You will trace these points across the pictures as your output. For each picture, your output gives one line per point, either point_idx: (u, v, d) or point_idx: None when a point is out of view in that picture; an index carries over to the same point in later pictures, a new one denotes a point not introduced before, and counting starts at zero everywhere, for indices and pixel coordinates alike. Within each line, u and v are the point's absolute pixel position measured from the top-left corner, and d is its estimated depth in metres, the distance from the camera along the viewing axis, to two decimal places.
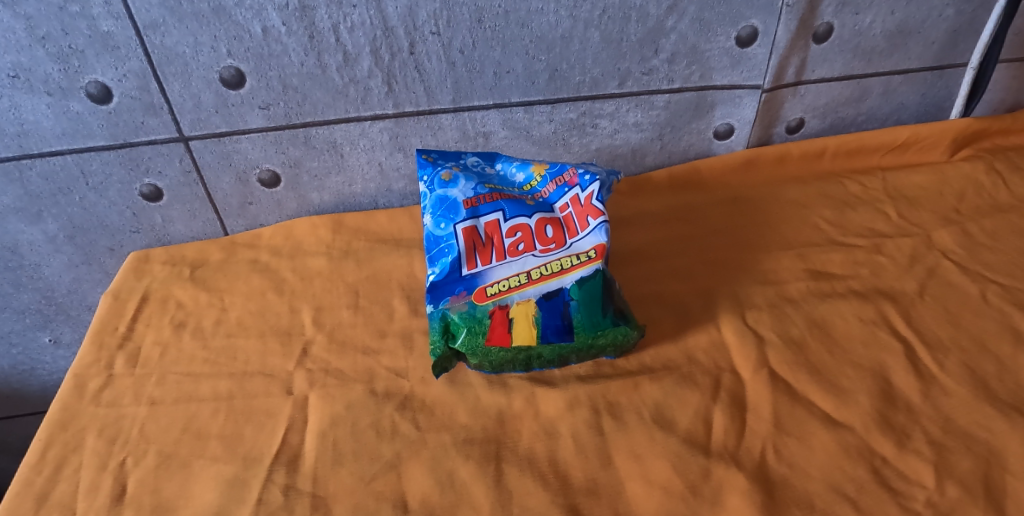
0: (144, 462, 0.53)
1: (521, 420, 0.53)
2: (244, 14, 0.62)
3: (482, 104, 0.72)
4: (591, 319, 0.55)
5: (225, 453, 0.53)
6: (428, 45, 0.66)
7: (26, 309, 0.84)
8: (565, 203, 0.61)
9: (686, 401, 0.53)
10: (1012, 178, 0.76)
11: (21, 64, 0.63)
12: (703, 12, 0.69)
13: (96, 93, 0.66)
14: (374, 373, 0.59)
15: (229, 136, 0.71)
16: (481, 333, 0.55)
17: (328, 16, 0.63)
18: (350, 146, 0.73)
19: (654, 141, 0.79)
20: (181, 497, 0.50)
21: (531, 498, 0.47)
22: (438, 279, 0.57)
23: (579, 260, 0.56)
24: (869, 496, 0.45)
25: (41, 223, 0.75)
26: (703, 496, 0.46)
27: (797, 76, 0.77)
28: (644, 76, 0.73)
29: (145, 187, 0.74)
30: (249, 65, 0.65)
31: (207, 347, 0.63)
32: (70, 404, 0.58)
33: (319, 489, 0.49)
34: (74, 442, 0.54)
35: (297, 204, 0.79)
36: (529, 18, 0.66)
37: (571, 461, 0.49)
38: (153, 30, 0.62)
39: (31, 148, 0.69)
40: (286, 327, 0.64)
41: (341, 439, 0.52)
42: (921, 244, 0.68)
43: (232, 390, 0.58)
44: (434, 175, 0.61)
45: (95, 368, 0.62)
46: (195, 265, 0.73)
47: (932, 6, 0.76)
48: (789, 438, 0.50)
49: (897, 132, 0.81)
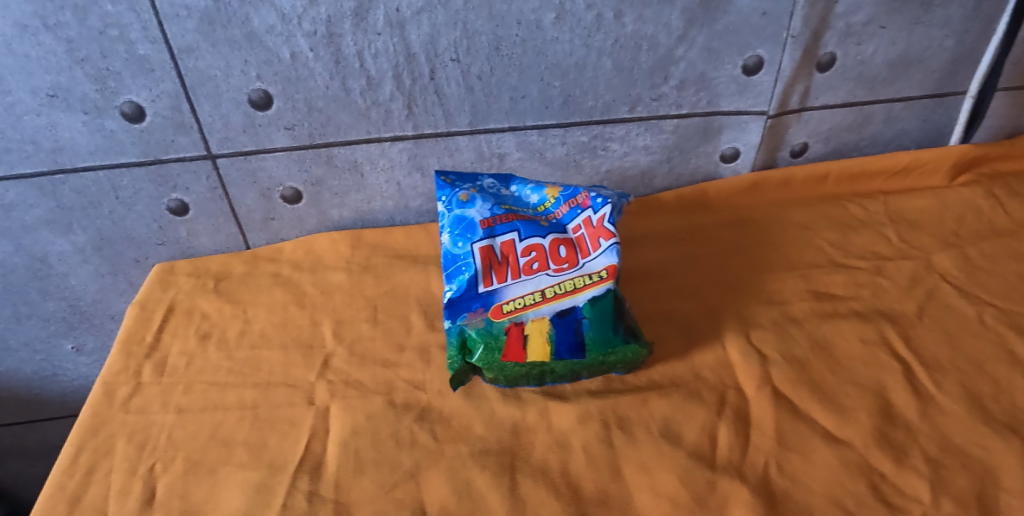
0: (173, 467, 0.56)
1: (535, 433, 0.55)
2: (274, 40, 0.65)
3: (498, 127, 0.75)
4: (603, 337, 0.56)
5: (250, 459, 0.56)
6: (448, 71, 0.69)
7: (51, 317, 0.90)
8: (578, 225, 0.63)
9: (693, 416, 0.55)
10: (1010, 203, 0.78)
11: (61, 84, 0.67)
12: (711, 42, 0.72)
13: (130, 112, 0.69)
14: (393, 385, 0.61)
15: (255, 154, 0.73)
16: (498, 349, 0.56)
17: (354, 43, 0.66)
18: (370, 165, 0.76)
19: (663, 163, 0.82)
20: (208, 502, 0.53)
21: (545, 507, 0.49)
22: (455, 296, 0.58)
23: (592, 280, 0.58)
24: (869, 510, 0.47)
25: (71, 234, 0.79)
26: (709, 508, 0.48)
27: (801, 103, 0.80)
28: (653, 102, 0.76)
29: (173, 202, 0.77)
30: (277, 88, 0.68)
31: (231, 357, 0.66)
32: (100, 410, 0.62)
33: (342, 496, 0.51)
34: (104, 447, 0.59)
35: (317, 221, 0.81)
36: (545, 46, 0.69)
37: (583, 473, 0.51)
38: (188, 54, 0.65)
39: (65, 163, 0.73)
40: (308, 339, 0.67)
41: (362, 448, 0.55)
42: (921, 267, 0.71)
43: (257, 399, 0.61)
44: (452, 195, 0.64)
45: (123, 376, 0.65)
46: (219, 278, 0.76)
47: (933, 37, 0.79)
48: (792, 453, 0.52)
49: (897, 158, 0.83)
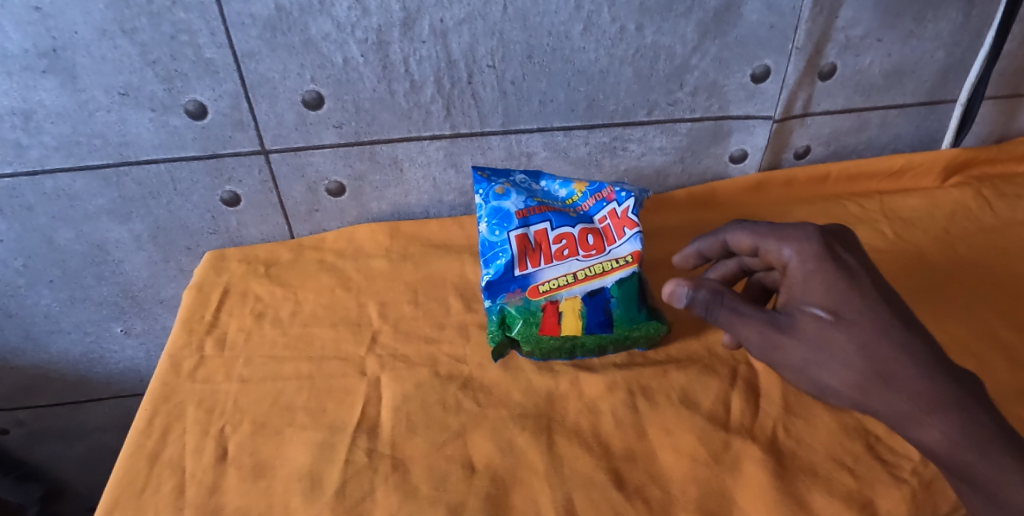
0: (241, 428, 0.63)
1: (567, 399, 0.62)
2: (329, 46, 0.72)
3: (528, 128, 0.81)
4: (628, 314, 0.64)
5: (312, 422, 0.62)
6: (485, 76, 0.76)
7: (104, 301, 0.96)
8: (604, 216, 0.69)
9: (708, 386, 0.62)
10: (996, 203, 0.85)
11: (132, 83, 0.73)
12: (723, 53, 0.79)
13: (193, 110, 0.76)
14: (437, 358, 0.67)
15: (305, 150, 0.80)
16: (535, 323, 0.64)
17: (400, 50, 0.73)
18: (409, 161, 0.83)
19: (677, 163, 0.89)
20: (277, 458, 0.59)
21: (579, 461, 0.56)
22: (494, 279, 0.64)
23: (618, 264, 0.64)
24: (864, 465, 0.54)
25: (130, 223, 0.86)
26: (724, 463, 0.55)
27: (805, 108, 0.87)
28: (669, 107, 0.82)
29: (226, 193, 0.84)
30: (329, 89, 0.75)
31: (286, 334, 0.73)
32: (169, 379, 0.68)
33: (398, 452, 0.58)
34: (176, 412, 0.65)
35: (358, 213, 0.88)
36: (572, 55, 0.76)
37: (611, 433, 0.58)
38: (250, 58, 0.72)
39: (130, 156, 0.79)
40: (355, 318, 0.73)
41: (413, 412, 0.61)
42: (913, 259, 0.77)
43: (313, 371, 0.68)
44: (489, 189, 0.68)
45: (187, 350, 0.72)
46: (269, 264, 0.83)
47: (924, 49, 0.86)
48: (797, 418, 0.59)
49: (892, 160, 0.91)
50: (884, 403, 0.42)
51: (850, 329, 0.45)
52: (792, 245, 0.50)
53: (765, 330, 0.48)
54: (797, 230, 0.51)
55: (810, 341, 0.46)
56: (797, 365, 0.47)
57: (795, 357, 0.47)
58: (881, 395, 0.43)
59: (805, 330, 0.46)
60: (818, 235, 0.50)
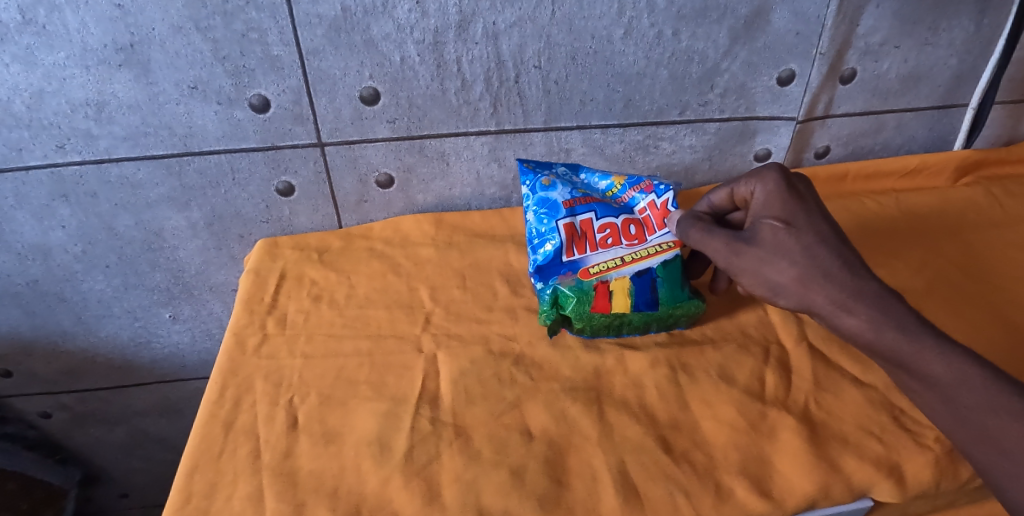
0: (308, 399, 0.67)
1: (614, 375, 0.66)
2: (388, 46, 0.77)
3: (567, 126, 0.87)
4: (672, 293, 0.69)
5: (375, 394, 0.67)
6: (530, 76, 0.81)
7: (156, 287, 1.01)
8: (644, 207, 0.72)
9: (743, 363, 0.67)
10: (1006, 200, 0.91)
11: (202, 78, 0.78)
12: (752, 57, 0.84)
13: (257, 104, 0.81)
14: (488, 337, 0.72)
15: (358, 144, 0.85)
16: (588, 302, 0.68)
17: (454, 50, 0.78)
18: (455, 156, 0.88)
19: (705, 161, 0.94)
20: (345, 425, 0.64)
21: (628, 429, 0.60)
22: (543, 263, 0.69)
23: (663, 248, 0.69)
24: (891, 434, 0.59)
25: (188, 211, 0.91)
26: (762, 431, 0.60)
27: (826, 110, 0.92)
28: (700, 107, 0.88)
29: (281, 184, 0.89)
30: (385, 86, 0.80)
31: (343, 315, 0.78)
32: (236, 355, 0.73)
33: (459, 420, 0.63)
34: (245, 384, 0.69)
35: (403, 204, 0.93)
36: (613, 57, 0.81)
37: (656, 405, 0.63)
38: (314, 56, 0.77)
39: (194, 147, 0.84)
40: (408, 301, 0.78)
41: (470, 385, 0.66)
42: (929, 252, 0.82)
43: (372, 348, 0.73)
44: (535, 180, 0.72)
45: (250, 328, 0.76)
46: (321, 251, 0.88)
47: (939, 56, 0.91)
48: (827, 393, 0.63)
49: (907, 161, 0.96)
50: (819, 293, 0.54)
51: (797, 234, 0.57)
52: (758, 181, 0.64)
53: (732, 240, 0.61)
54: (761, 169, 0.65)
55: (766, 245, 0.58)
56: (755, 267, 0.59)
57: (752, 259, 0.59)
58: (818, 287, 0.55)
59: (763, 238, 0.59)
60: (779, 169, 0.63)
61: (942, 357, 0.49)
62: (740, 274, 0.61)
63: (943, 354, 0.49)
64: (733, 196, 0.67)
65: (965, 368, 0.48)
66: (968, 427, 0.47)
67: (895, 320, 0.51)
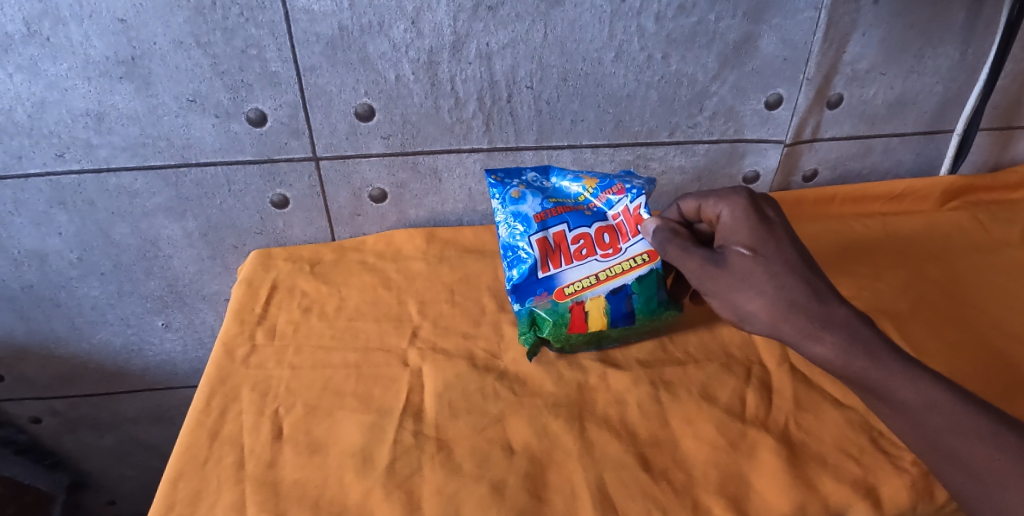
0: (294, 410, 0.68)
1: (597, 391, 0.67)
2: (383, 64, 0.79)
3: (559, 145, 0.88)
4: (648, 307, 0.70)
5: (361, 406, 0.68)
6: (523, 96, 0.83)
7: (150, 295, 1.02)
8: (617, 212, 0.73)
9: (725, 383, 0.67)
10: (991, 226, 0.92)
11: (200, 92, 0.80)
12: (740, 81, 0.86)
13: (254, 117, 0.83)
14: (474, 352, 0.73)
15: (353, 158, 0.87)
16: (564, 323, 0.69)
17: (448, 70, 0.80)
18: (448, 172, 0.89)
19: (694, 181, 0.95)
20: (329, 436, 0.65)
21: (609, 446, 0.61)
22: (519, 282, 0.69)
23: (637, 263, 0.69)
24: (869, 455, 0.60)
25: (183, 220, 0.92)
26: (741, 450, 0.60)
27: (813, 134, 0.94)
28: (689, 129, 0.89)
29: (276, 196, 0.90)
30: (380, 103, 0.82)
31: (332, 326, 0.79)
32: (224, 364, 0.73)
33: (442, 434, 0.63)
34: (232, 394, 0.70)
35: (396, 218, 0.94)
36: (603, 79, 0.83)
37: (637, 422, 0.64)
38: (311, 72, 0.79)
39: (191, 158, 0.86)
40: (397, 314, 0.79)
41: (454, 399, 0.67)
42: (914, 276, 0.83)
43: (359, 360, 0.73)
44: (506, 193, 0.73)
45: (240, 338, 0.77)
46: (313, 262, 0.89)
47: (924, 84, 0.93)
48: (807, 413, 0.64)
49: (895, 185, 0.97)
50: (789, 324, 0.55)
51: (767, 261, 0.58)
52: (727, 204, 0.64)
53: (703, 263, 0.61)
54: (731, 192, 0.65)
55: (736, 273, 0.59)
56: (724, 292, 0.59)
57: (723, 284, 0.59)
58: (786, 317, 0.55)
59: (733, 264, 0.59)
60: (747, 195, 0.64)
61: (911, 383, 0.51)
62: (709, 297, 0.62)
63: (912, 381, 0.51)
64: (701, 211, 0.67)
65: (933, 394, 0.50)
66: (937, 449, 0.49)
67: (863, 347, 0.53)
